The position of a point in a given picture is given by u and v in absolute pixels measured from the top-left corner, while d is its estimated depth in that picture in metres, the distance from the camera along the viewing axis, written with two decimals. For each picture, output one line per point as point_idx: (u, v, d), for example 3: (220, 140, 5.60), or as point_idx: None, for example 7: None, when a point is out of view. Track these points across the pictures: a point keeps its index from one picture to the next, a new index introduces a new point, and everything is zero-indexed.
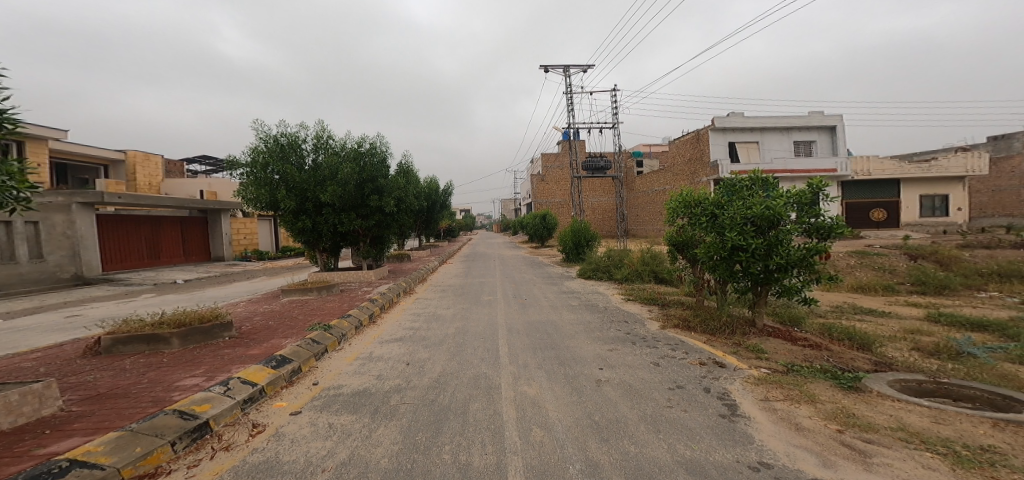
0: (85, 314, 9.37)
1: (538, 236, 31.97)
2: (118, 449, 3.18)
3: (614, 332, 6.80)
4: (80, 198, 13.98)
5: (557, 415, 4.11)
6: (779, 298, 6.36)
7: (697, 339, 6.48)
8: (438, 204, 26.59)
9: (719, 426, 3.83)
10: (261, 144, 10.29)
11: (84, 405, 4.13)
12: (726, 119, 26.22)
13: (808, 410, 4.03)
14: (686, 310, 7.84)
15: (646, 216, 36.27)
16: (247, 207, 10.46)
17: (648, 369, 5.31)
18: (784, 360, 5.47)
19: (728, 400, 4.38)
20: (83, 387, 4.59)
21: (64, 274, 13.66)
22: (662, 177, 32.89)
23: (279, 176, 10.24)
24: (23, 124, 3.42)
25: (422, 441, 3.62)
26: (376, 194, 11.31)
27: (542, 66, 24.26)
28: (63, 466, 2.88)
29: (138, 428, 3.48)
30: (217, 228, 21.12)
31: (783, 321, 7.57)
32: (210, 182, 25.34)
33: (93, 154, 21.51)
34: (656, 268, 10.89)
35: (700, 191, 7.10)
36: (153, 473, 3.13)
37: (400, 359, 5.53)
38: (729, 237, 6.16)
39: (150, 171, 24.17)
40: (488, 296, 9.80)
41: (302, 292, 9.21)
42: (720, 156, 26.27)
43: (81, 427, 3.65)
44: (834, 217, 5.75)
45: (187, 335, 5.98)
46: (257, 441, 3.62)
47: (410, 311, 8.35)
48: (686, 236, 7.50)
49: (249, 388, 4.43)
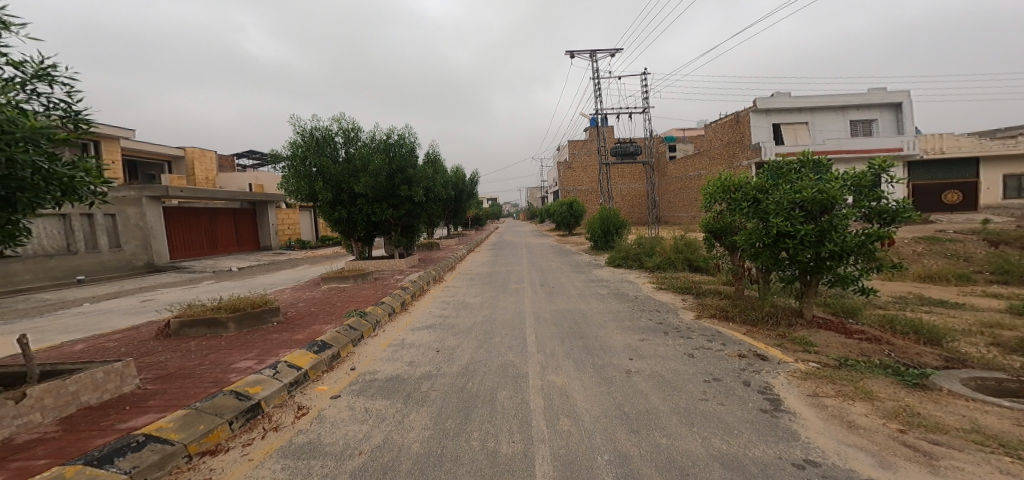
0: (157, 299, 10.31)
1: (565, 224, 31.56)
2: (185, 425, 3.52)
3: (645, 322, 6.68)
4: (148, 192, 15.14)
5: (585, 406, 4.13)
6: (832, 288, 6.00)
7: (736, 331, 6.26)
8: (466, 193, 26.83)
9: (759, 421, 3.72)
10: (298, 138, 10.71)
11: (155, 384, 4.56)
12: (769, 100, 24.47)
13: (865, 408, 3.83)
14: (724, 300, 7.57)
15: (679, 203, 35.12)
16: (288, 199, 11.03)
17: (681, 360, 5.22)
18: (836, 354, 5.18)
19: (771, 395, 4.23)
20: (155, 367, 5.08)
21: (139, 262, 15.00)
22: (698, 162, 31.61)
23: (317, 169, 10.69)
24: (92, 124, 3.97)
25: (452, 427, 3.76)
26: (405, 184, 11.54)
27: (569, 52, 23.70)
28: (139, 441, 3.24)
29: (201, 407, 3.82)
30: (265, 219, 22.40)
31: (837, 312, 7.20)
32: (257, 176, 26.90)
33: (158, 152, 23.31)
34: (690, 256, 10.52)
35: (740, 175, 6.84)
36: (213, 450, 3.45)
37: (430, 347, 5.70)
38: (774, 223, 5.86)
39: (206, 165, 25.93)
40: (515, 284, 9.86)
41: (340, 280, 9.66)
42: (764, 139, 24.82)
43: (154, 404, 4.05)
44: (901, 200, 5.35)
45: (241, 319, 6.45)
46: (302, 423, 3.89)
47: (439, 299, 8.55)
48: (724, 222, 7.23)
49: (294, 372, 4.76)
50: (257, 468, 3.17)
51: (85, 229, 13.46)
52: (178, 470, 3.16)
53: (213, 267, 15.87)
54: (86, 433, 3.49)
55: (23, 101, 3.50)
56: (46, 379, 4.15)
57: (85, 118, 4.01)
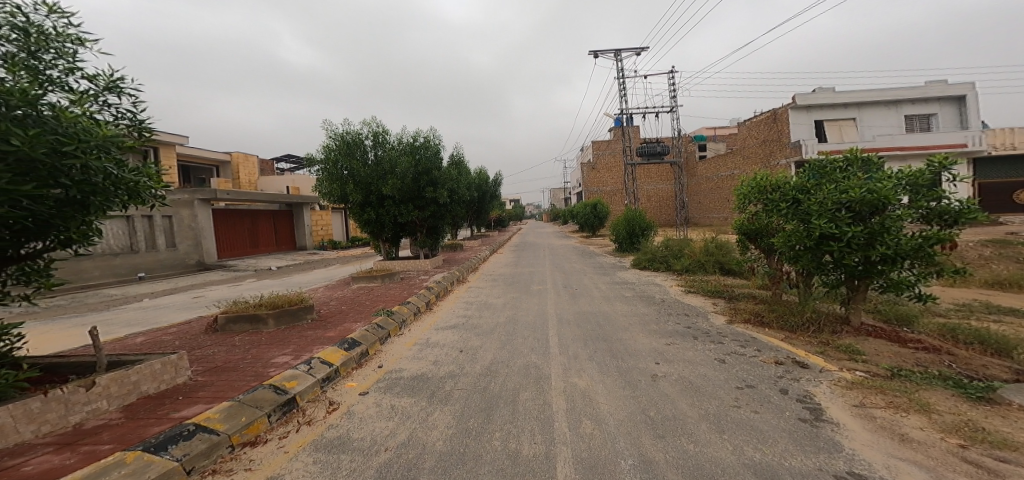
0: (205, 296, 10.95)
1: (589, 225, 31.10)
2: (228, 417, 3.73)
3: (673, 325, 6.51)
4: (200, 195, 16.24)
5: (608, 409, 4.08)
6: (884, 294, 5.62)
7: (773, 337, 5.99)
8: (489, 194, 26.97)
9: (798, 431, 3.55)
10: (331, 142, 11.11)
11: (204, 376, 4.87)
12: (809, 95, 23.32)
13: (920, 421, 3.57)
14: (760, 304, 7.26)
15: (710, 204, 34.01)
16: (322, 200, 11.48)
17: (711, 365, 5.05)
18: (887, 363, 4.87)
19: (811, 404, 4.03)
20: (204, 360, 5.41)
21: (191, 260, 16.00)
22: (730, 161, 30.48)
23: (348, 172, 11.05)
24: (153, 132, 4.29)
25: (474, 427, 3.80)
26: (430, 186, 11.76)
27: (592, 52, 23.37)
28: (189, 430, 3.46)
29: (244, 399, 4.05)
30: (301, 220, 23.39)
31: (890, 319, 6.75)
32: (294, 179, 28.10)
33: (207, 157, 24.78)
34: (721, 258, 10.15)
35: (778, 174, 6.55)
36: (253, 441, 3.65)
37: (454, 346, 5.78)
38: (817, 225, 5.55)
39: (249, 169, 27.34)
40: (539, 285, 9.83)
41: (368, 280, 9.94)
42: (805, 137, 23.56)
43: (203, 395, 4.32)
44: (966, 200, 4.98)
45: (280, 316, 6.77)
46: (333, 418, 4.05)
47: (463, 299, 8.64)
48: (760, 224, 6.94)
49: (326, 368, 4.95)
50: (291, 461, 3.33)
51: (146, 229, 14.54)
52: (221, 458, 3.36)
53: (255, 266, 16.71)
54: (145, 421, 3.77)
55: (95, 111, 3.89)
56: (110, 369, 4.49)
57: (146, 127, 4.35)
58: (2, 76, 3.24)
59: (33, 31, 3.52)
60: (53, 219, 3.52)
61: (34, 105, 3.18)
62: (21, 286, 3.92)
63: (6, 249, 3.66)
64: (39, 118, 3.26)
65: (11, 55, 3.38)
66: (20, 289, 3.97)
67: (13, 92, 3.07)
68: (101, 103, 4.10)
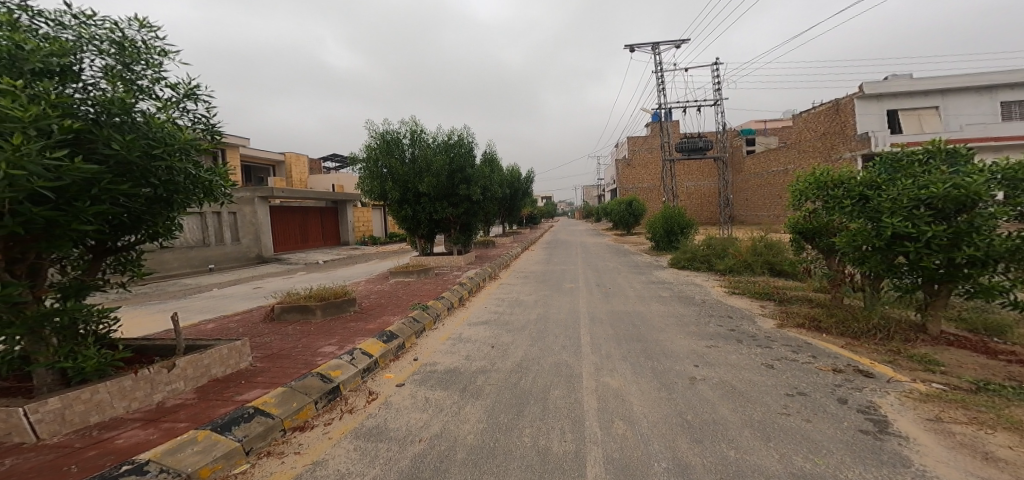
0: (264, 287, 11.75)
1: (623, 223, 30.22)
2: (282, 401, 3.99)
3: (714, 327, 6.20)
4: (259, 193, 17.66)
5: (642, 410, 3.95)
6: (968, 300, 5.02)
7: (831, 343, 5.53)
8: (521, 192, 26.95)
9: (858, 442, 3.27)
10: (373, 141, 11.49)
11: (263, 362, 5.23)
12: (880, 83, 21.20)
13: (1007, 439, 3.17)
14: (816, 309, 6.74)
15: (758, 201, 32.10)
16: (364, 197, 11.90)
17: (757, 370, 4.76)
18: (971, 376, 4.36)
19: (874, 415, 3.69)
20: (262, 347, 5.82)
21: (252, 254, 17.22)
22: (783, 156, 28.54)
23: (387, 170, 11.36)
24: (223, 135, 4.66)
25: (504, 422, 3.82)
26: (464, 184, 11.97)
27: (627, 46, 22.62)
28: (249, 412, 3.71)
29: (295, 386, 4.30)
30: (344, 216, 24.56)
31: (975, 328, 6.03)
32: (340, 178, 29.47)
33: (265, 157, 26.50)
34: (771, 259, 9.53)
35: (841, 169, 6.03)
36: (302, 426, 3.88)
37: (485, 342, 5.83)
38: (888, 223, 5.01)
39: (301, 169, 28.94)
40: (570, 283, 9.71)
41: (405, 275, 10.23)
42: (873, 128, 21.50)
43: (261, 380, 4.65)
44: None
45: (326, 307, 7.13)
46: (372, 407, 4.22)
47: (495, 295, 8.70)
48: (819, 222, 6.42)
49: (366, 359, 5.16)
50: (334, 447, 3.50)
51: (215, 225, 15.83)
52: (275, 441, 3.60)
53: (305, 260, 17.74)
54: (214, 402, 4.10)
55: (176, 117, 4.29)
56: (187, 353, 4.93)
57: (217, 131, 4.73)
58: (104, 87, 3.63)
59: (126, 45, 3.93)
60: (145, 214, 3.98)
61: (130, 113, 3.54)
62: (119, 274, 4.48)
63: (106, 242, 4.10)
64: (134, 124, 3.61)
65: (109, 67, 3.79)
66: (118, 276, 4.52)
67: (113, 102, 3.44)
68: (181, 109, 4.51)
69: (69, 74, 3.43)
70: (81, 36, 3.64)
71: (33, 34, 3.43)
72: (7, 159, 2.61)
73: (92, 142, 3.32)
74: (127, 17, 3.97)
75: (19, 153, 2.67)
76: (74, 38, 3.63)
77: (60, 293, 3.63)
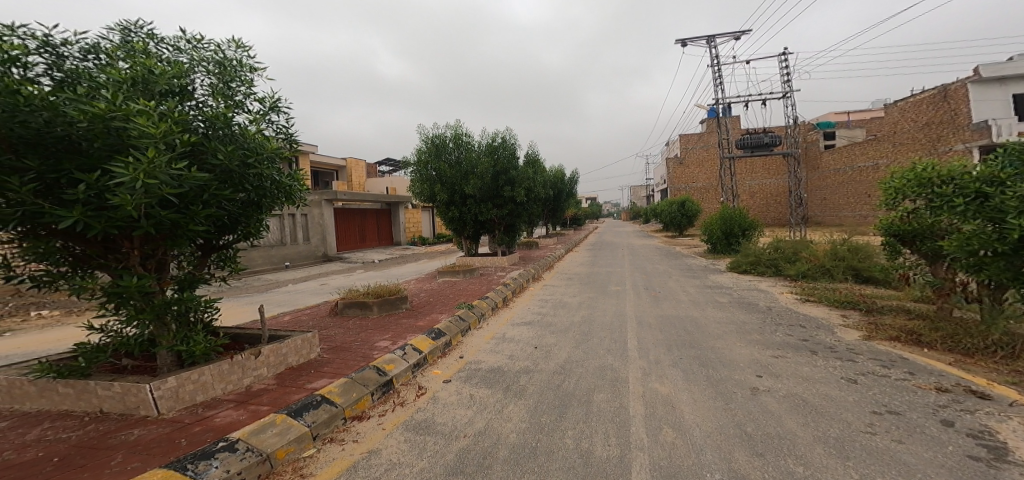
0: (329, 283, 12.56)
1: (676, 225, 28.67)
2: (344, 391, 4.18)
3: (783, 337, 5.60)
4: (324, 196, 19.01)
5: (694, 419, 3.64)
6: None
7: (935, 360, 4.76)
8: (565, 193, 26.60)
9: (967, 470, 2.74)
10: (422, 145, 11.77)
11: (328, 353, 5.53)
12: (1001, 65, 18.35)
13: None
14: (917, 320, 5.85)
15: (840, 200, 28.98)
16: (415, 200, 12.25)
17: (835, 385, 4.21)
18: None
19: (989, 441, 3.09)
20: (328, 340, 6.16)
21: (318, 252, 18.49)
22: (871, 149, 25.57)
23: (436, 173, 11.60)
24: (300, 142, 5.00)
25: (547, 422, 3.71)
26: (508, 185, 12.01)
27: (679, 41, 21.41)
28: (317, 400, 3.91)
29: (355, 377, 4.49)
30: (396, 218, 25.73)
31: None
32: (393, 180, 30.93)
33: (330, 163, 28.36)
34: (856, 264, 8.43)
35: (950, 164, 5.17)
36: (360, 415, 4.03)
37: (529, 342, 5.74)
38: (1014, 225, 4.14)
39: (359, 172, 30.68)
40: (616, 286, 9.34)
41: (452, 274, 10.41)
42: (996, 115, 18.45)
43: (327, 370, 4.91)
44: None
45: (382, 304, 7.43)
46: (421, 402, 4.30)
47: (539, 296, 8.58)
48: (922, 224, 5.57)
49: (416, 354, 5.28)
50: (387, 437, 3.59)
51: (291, 225, 17.19)
52: (337, 428, 3.77)
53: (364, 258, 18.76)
54: (289, 388, 4.39)
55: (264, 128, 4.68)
56: (269, 342, 5.34)
57: (295, 139, 5.10)
58: (210, 103, 4.03)
59: (227, 64, 4.36)
60: (240, 216, 4.36)
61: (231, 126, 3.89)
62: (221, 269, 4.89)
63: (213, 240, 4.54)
64: (232, 135, 3.96)
65: (213, 85, 4.21)
66: (220, 270, 4.91)
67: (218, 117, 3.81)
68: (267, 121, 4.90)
69: (186, 93, 3.84)
70: (194, 59, 4.12)
71: (157, 58, 3.86)
72: (143, 170, 2.92)
73: (203, 154, 3.69)
74: (228, 40, 4.41)
75: (152, 164, 2.98)
76: (188, 61, 4.11)
77: (178, 284, 4.02)
